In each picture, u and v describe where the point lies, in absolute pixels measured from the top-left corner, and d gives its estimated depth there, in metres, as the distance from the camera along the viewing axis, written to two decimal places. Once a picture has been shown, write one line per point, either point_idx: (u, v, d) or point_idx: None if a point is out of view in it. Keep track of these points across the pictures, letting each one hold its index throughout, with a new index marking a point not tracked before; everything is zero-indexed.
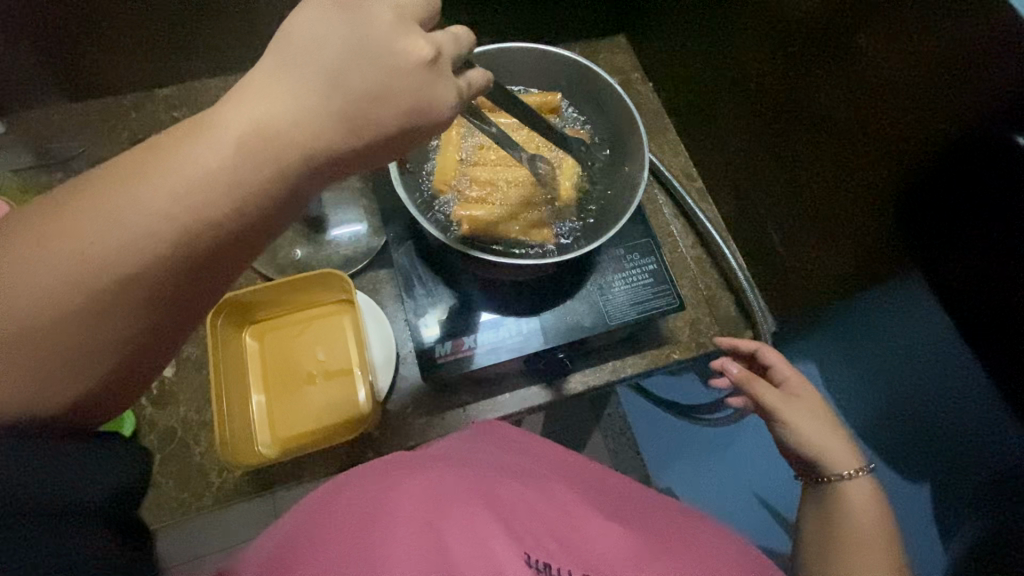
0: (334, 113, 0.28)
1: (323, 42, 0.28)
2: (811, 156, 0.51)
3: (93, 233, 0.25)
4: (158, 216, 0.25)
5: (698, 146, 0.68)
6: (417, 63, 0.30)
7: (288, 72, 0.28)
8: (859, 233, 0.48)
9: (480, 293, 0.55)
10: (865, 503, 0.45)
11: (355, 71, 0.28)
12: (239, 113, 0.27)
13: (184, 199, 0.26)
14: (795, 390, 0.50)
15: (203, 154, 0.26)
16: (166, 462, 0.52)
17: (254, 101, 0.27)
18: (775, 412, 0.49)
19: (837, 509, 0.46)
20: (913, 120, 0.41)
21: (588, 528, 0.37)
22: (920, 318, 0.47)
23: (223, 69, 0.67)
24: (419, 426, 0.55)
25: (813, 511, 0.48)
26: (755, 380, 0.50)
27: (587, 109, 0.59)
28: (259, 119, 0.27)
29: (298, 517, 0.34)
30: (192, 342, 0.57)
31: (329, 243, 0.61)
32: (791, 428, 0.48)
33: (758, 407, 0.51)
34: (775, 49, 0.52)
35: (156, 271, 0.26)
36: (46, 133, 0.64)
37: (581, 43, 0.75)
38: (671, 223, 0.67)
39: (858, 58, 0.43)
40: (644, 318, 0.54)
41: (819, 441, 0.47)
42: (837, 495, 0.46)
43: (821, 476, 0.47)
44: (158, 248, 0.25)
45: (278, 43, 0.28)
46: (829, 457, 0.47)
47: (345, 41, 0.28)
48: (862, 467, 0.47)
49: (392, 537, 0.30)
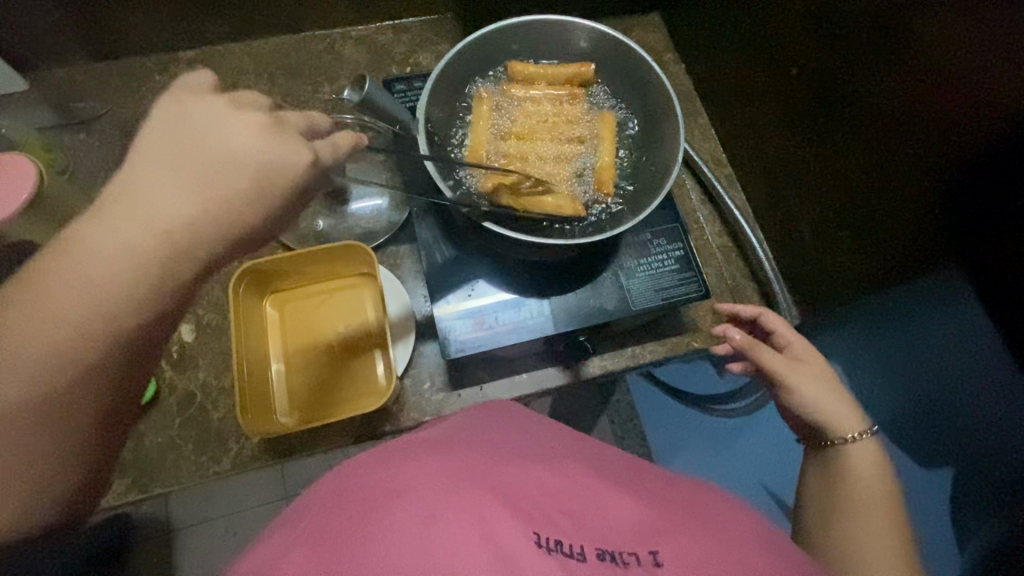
0: (159, 154, 0.31)
1: (164, 121, 0.31)
2: (847, 144, 0.49)
3: (56, 332, 0.28)
4: (85, 328, 0.29)
5: (728, 133, 0.67)
6: (255, 126, 0.32)
7: (152, 161, 0.30)
8: (896, 229, 0.47)
9: (500, 272, 0.54)
10: (869, 467, 0.45)
11: (229, 131, 0.31)
12: (200, 221, 0.30)
13: (93, 305, 0.29)
14: (799, 356, 0.49)
15: (111, 249, 0.29)
16: (185, 425, 0.53)
17: (213, 181, 0.31)
18: (779, 378, 0.48)
19: (837, 474, 0.45)
20: (963, 111, 0.39)
21: (601, 501, 0.37)
22: (954, 316, 0.45)
23: (248, 34, 0.66)
24: (437, 401, 0.55)
25: (813, 473, 0.47)
26: (760, 346, 0.49)
27: (622, 87, 0.57)
28: (208, 182, 0.31)
29: (309, 506, 0.33)
30: (214, 308, 0.57)
31: (349, 216, 0.61)
32: (794, 395, 0.47)
33: (764, 376, 0.49)
34: (823, 36, 0.49)
35: (133, 319, 0.29)
36: (69, 91, 0.63)
37: (615, 20, 0.73)
38: (698, 209, 0.65)
39: (907, 44, 0.41)
40: (668, 303, 0.53)
41: (824, 411, 0.46)
42: (841, 460, 0.45)
43: (824, 440, 0.47)
44: (125, 302, 0.29)
45: (170, 133, 0.31)
46: (835, 426, 0.46)
47: (176, 125, 0.31)
48: (866, 428, 0.46)
49: (393, 533, 0.29)
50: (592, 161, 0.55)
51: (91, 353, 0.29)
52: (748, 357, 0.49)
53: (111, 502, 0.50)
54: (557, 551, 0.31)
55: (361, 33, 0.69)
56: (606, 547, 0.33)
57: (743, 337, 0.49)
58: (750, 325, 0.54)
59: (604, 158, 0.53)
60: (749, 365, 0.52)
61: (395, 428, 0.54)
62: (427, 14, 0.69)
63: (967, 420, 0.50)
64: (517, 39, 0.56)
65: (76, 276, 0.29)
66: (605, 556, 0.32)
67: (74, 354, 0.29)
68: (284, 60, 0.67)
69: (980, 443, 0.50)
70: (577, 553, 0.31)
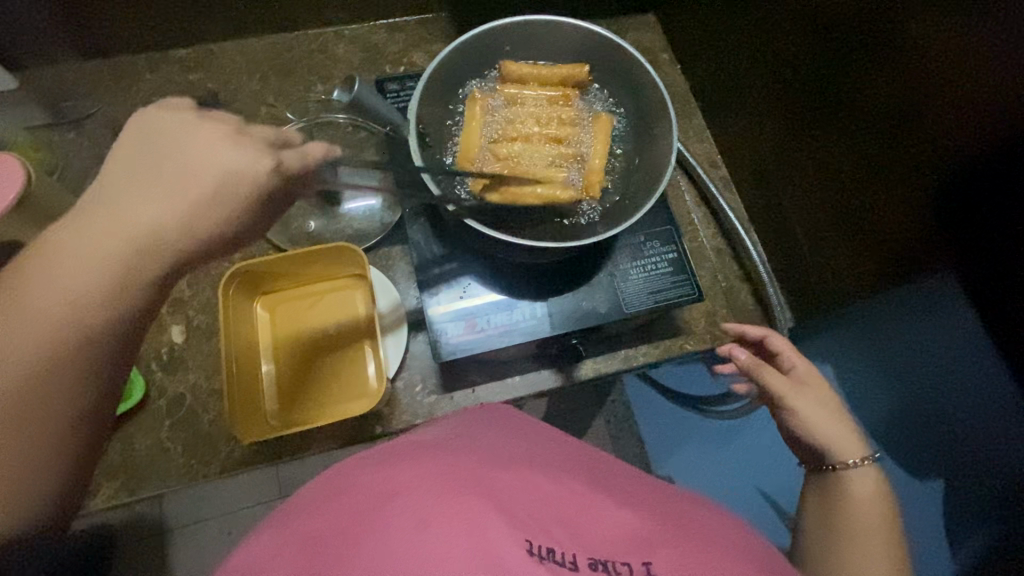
0: (133, 163, 0.32)
1: (143, 131, 0.33)
2: (842, 148, 0.49)
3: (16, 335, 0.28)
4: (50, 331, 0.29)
5: (723, 135, 0.67)
6: (223, 135, 0.33)
7: (125, 169, 0.32)
8: (890, 234, 0.47)
9: (492, 274, 0.54)
10: (870, 493, 0.44)
11: (197, 139, 0.33)
12: (167, 223, 0.31)
13: (59, 307, 0.29)
14: (803, 378, 0.49)
15: (80, 254, 0.29)
16: (175, 428, 0.52)
17: (178, 184, 0.31)
18: (783, 400, 0.47)
19: (837, 499, 0.45)
20: (957, 117, 0.39)
21: (593, 509, 0.37)
22: (946, 321, 0.46)
23: (240, 33, 0.65)
24: (429, 404, 0.55)
25: (814, 500, 0.47)
26: (764, 367, 0.49)
27: (616, 88, 0.57)
28: (176, 188, 0.31)
29: (297, 509, 0.33)
30: (204, 310, 0.56)
31: (341, 218, 0.60)
32: (799, 418, 0.47)
33: (766, 395, 0.49)
34: (817, 40, 0.49)
35: (103, 326, 0.30)
36: (59, 91, 0.62)
37: (611, 20, 0.73)
38: (693, 211, 0.65)
39: (902, 48, 0.41)
40: (661, 307, 0.53)
41: (828, 433, 0.46)
42: (841, 486, 0.45)
43: (825, 464, 0.46)
44: (95, 307, 0.29)
45: (144, 143, 0.32)
46: (837, 448, 0.46)
47: (151, 135, 0.33)
48: (869, 455, 0.46)
49: (385, 539, 0.29)
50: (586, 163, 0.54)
51: (62, 359, 0.29)
52: (753, 378, 0.49)
53: (100, 505, 0.49)
54: (549, 559, 0.30)
55: (354, 33, 0.68)
56: (598, 557, 0.32)
57: (749, 358, 0.49)
58: (754, 345, 0.54)
59: (596, 161, 0.53)
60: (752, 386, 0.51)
61: (386, 431, 0.54)
62: (421, 14, 0.69)
63: (961, 423, 0.50)
64: (511, 39, 0.55)
65: (44, 280, 0.29)
66: (597, 566, 0.32)
67: (46, 358, 0.29)
68: (277, 60, 0.66)
69: (974, 447, 0.50)
70: (569, 562, 0.31)
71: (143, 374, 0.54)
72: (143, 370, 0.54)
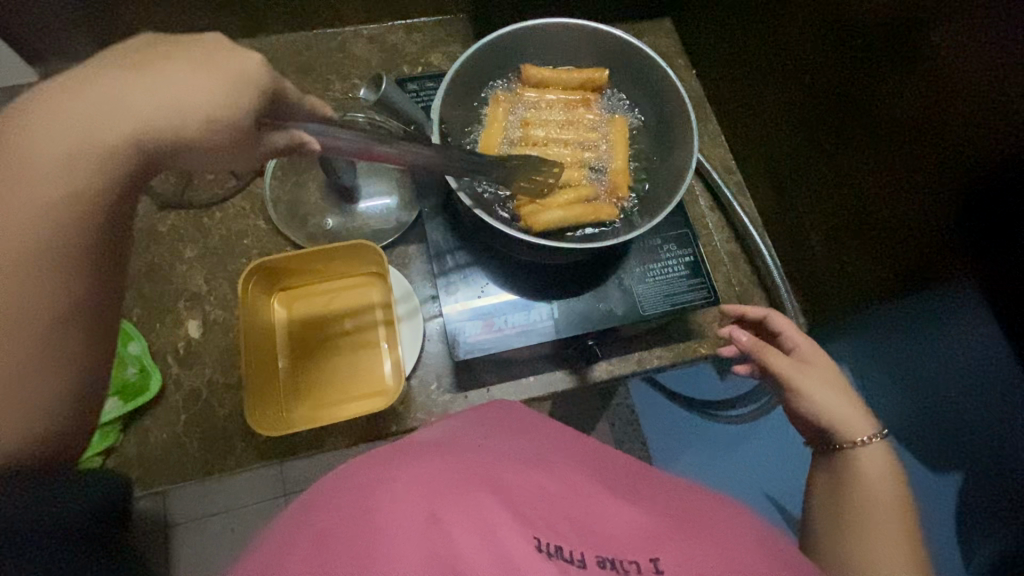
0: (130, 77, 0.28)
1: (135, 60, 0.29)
2: (861, 156, 0.49)
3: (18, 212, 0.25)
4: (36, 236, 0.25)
5: (739, 139, 0.67)
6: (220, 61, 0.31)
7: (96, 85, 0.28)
8: (909, 242, 0.46)
9: (510, 275, 0.54)
10: (878, 468, 0.44)
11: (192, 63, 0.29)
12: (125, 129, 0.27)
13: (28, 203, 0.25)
14: (805, 357, 0.49)
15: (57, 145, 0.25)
16: (191, 422, 0.52)
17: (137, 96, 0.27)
18: (788, 380, 0.48)
19: (848, 481, 0.44)
20: (982, 127, 0.38)
21: (600, 506, 0.37)
22: (960, 330, 0.45)
23: (261, 31, 0.66)
24: (442, 402, 0.55)
25: (825, 481, 0.46)
26: (767, 348, 0.49)
27: (634, 92, 0.57)
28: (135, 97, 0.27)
29: (312, 499, 0.33)
30: (221, 305, 0.57)
31: (359, 216, 0.61)
32: (806, 399, 0.47)
33: (771, 377, 0.49)
34: (836, 47, 0.49)
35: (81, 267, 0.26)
36: None
37: (628, 25, 0.73)
38: (707, 215, 0.66)
39: (925, 58, 0.41)
40: (678, 309, 0.53)
41: (835, 410, 0.46)
42: (851, 463, 0.45)
43: (833, 444, 0.46)
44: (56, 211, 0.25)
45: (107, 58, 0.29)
46: (846, 427, 0.46)
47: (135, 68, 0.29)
48: (877, 432, 0.46)
49: (391, 536, 0.29)
50: (605, 168, 0.55)
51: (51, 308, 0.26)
52: (757, 359, 0.50)
53: None
54: (558, 557, 0.30)
55: (373, 32, 0.69)
56: (606, 554, 0.32)
57: (750, 338, 0.50)
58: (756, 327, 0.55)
59: (617, 164, 0.54)
60: (756, 368, 0.52)
61: (400, 428, 0.54)
62: (439, 14, 0.69)
63: (978, 427, 0.50)
64: (533, 40, 0.55)
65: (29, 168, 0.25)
66: (606, 564, 0.32)
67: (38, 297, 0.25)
68: (296, 58, 0.67)
69: (993, 453, 0.50)
70: (578, 559, 0.31)
71: (159, 367, 0.54)
72: (159, 363, 0.54)
